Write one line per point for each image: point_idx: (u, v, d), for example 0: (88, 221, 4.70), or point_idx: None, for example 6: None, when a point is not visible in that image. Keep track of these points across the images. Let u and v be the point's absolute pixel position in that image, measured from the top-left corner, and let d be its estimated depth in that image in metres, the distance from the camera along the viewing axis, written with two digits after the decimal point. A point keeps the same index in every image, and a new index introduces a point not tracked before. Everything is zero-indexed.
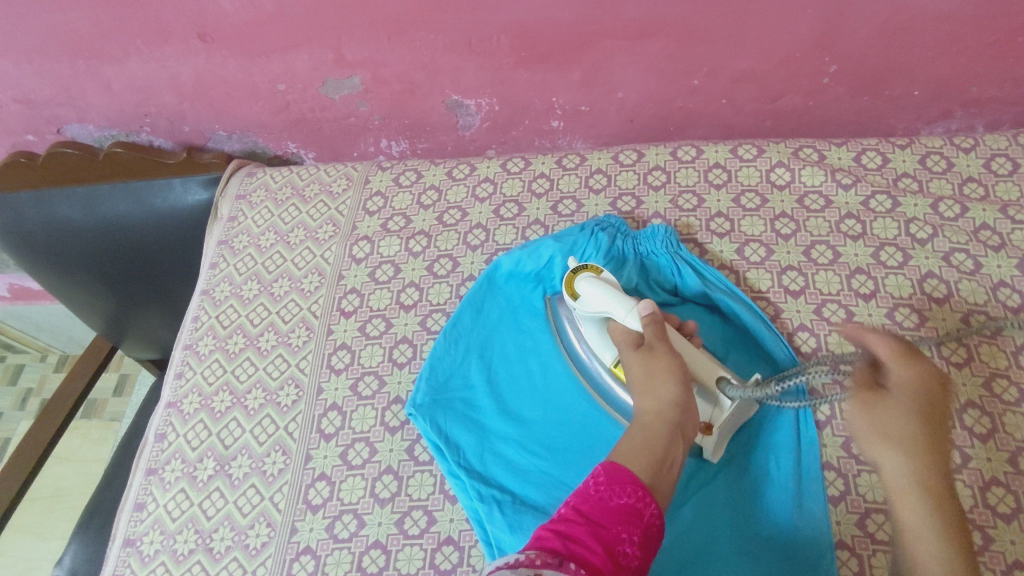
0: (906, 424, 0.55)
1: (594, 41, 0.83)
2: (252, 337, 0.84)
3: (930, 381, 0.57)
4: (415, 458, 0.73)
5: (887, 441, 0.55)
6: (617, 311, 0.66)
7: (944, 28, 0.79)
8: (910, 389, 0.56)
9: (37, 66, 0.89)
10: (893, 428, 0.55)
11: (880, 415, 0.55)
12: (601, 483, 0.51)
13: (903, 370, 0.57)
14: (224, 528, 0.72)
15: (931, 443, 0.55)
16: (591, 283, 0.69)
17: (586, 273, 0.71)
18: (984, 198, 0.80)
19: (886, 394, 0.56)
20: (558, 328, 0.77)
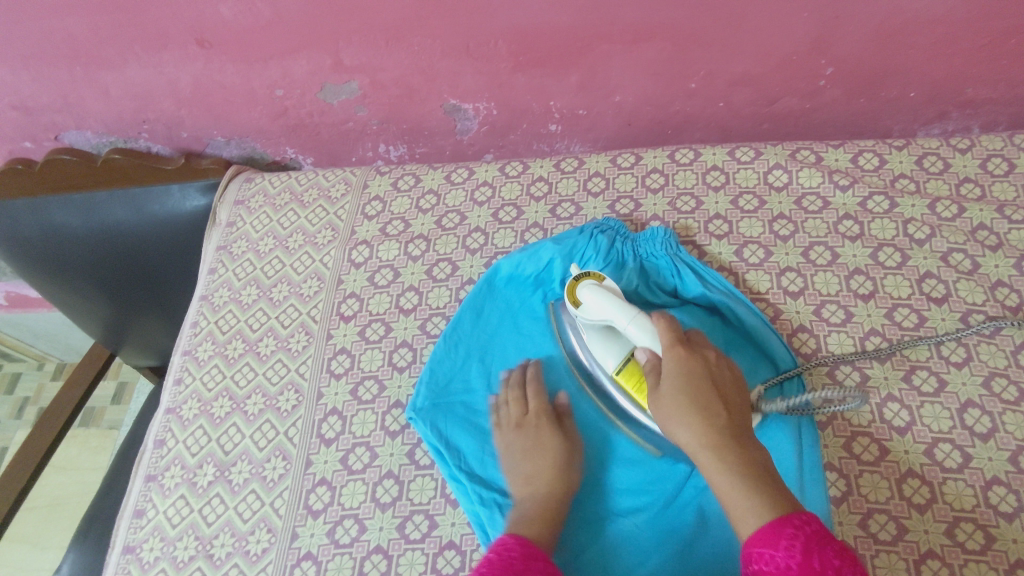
0: (682, 399, 0.59)
1: (591, 45, 0.83)
2: (251, 342, 0.84)
3: (693, 356, 0.62)
4: (416, 462, 0.73)
5: (675, 418, 0.59)
6: (619, 319, 0.66)
7: (938, 30, 0.79)
8: (677, 366, 0.61)
9: (35, 72, 0.89)
10: (674, 406, 0.59)
11: (664, 404, 0.60)
12: (515, 558, 0.55)
13: (667, 357, 0.62)
14: (225, 534, 0.71)
15: (711, 406, 0.58)
16: (597, 290, 0.68)
17: (590, 279, 0.70)
18: (981, 199, 0.80)
19: (660, 388, 0.61)
20: (559, 331, 0.76)
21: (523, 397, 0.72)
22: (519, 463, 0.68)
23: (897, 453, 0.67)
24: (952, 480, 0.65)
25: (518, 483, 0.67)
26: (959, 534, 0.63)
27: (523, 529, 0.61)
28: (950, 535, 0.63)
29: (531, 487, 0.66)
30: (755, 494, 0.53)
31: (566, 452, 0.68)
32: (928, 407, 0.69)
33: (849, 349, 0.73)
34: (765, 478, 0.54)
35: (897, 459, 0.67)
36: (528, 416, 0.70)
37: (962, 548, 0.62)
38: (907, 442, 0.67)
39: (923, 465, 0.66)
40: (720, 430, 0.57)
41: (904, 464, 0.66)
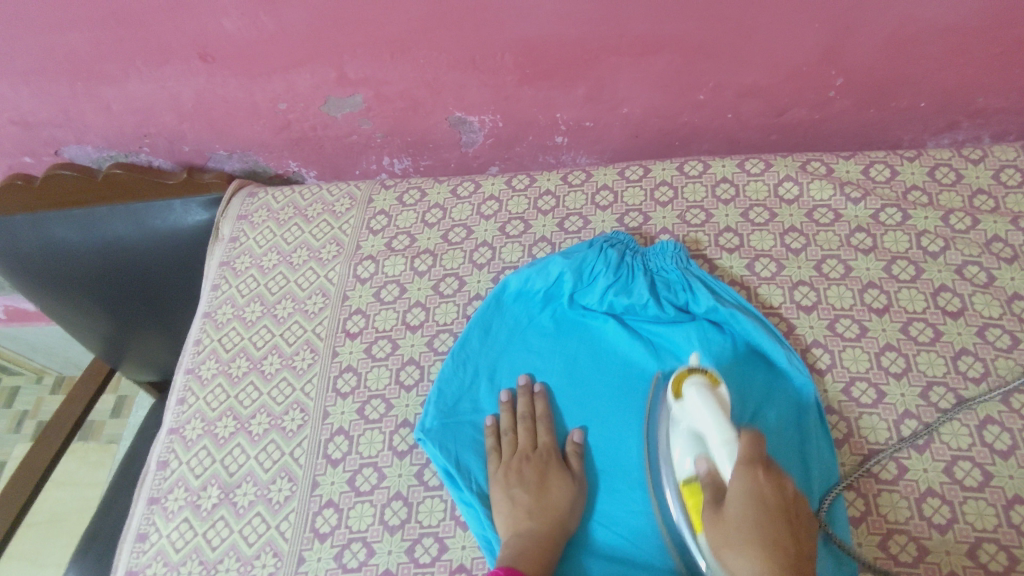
0: (745, 530, 0.54)
1: (599, 57, 0.82)
2: (255, 361, 0.82)
3: (771, 483, 0.56)
4: (424, 483, 0.71)
5: (733, 548, 0.54)
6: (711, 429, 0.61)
7: (950, 40, 0.79)
8: (747, 490, 0.56)
9: (35, 88, 0.88)
10: (736, 535, 0.55)
11: (724, 529, 0.56)
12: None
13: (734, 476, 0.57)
14: (230, 559, 0.70)
15: (779, 545, 0.53)
16: (701, 389, 0.65)
17: (701, 377, 0.66)
18: (995, 210, 0.79)
19: (722, 510, 0.57)
20: (649, 416, 0.70)
21: (532, 431, 0.71)
22: (517, 495, 0.66)
23: (916, 471, 0.66)
24: (973, 499, 0.64)
25: (508, 514, 0.66)
26: (982, 555, 0.61)
27: (518, 561, 0.60)
28: (972, 556, 0.61)
29: (527, 521, 0.64)
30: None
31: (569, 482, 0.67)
32: (947, 423, 0.68)
33: (864, 364, 0.72)
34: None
35: (916, 478, 0.65)
36: (536, 453, 0.69)
37: (985, 569, 0.61)
38: (926, 460, 0.66)
39: (943, 484, 0.65)
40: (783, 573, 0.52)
41: (924, 482, 0.65)
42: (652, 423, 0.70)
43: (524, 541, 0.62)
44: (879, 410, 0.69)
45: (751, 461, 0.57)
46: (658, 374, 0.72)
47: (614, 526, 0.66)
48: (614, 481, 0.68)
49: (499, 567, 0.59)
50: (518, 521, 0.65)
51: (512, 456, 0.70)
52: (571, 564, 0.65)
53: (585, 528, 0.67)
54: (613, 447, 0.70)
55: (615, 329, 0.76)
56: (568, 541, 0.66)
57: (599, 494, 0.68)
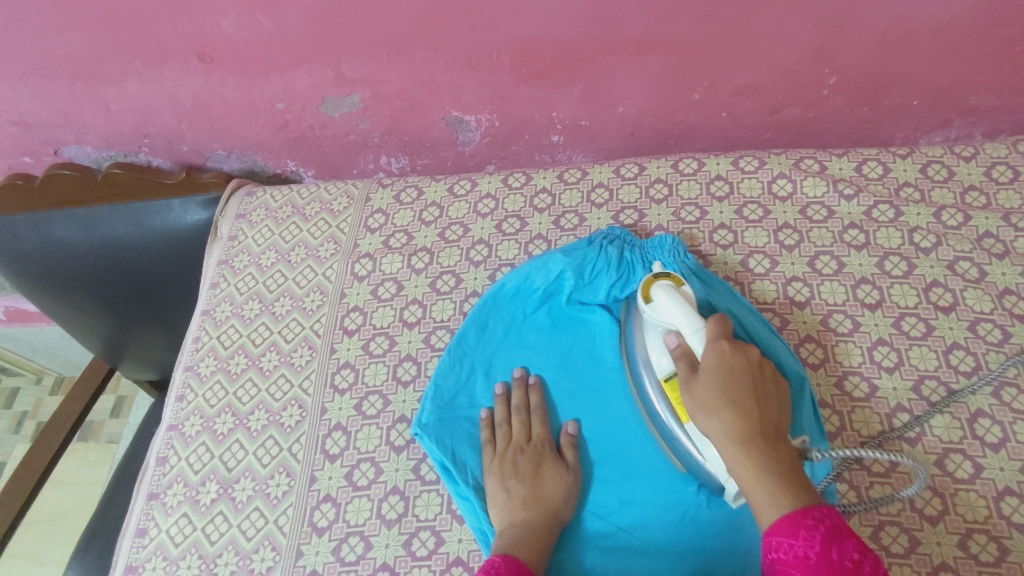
0: (714, 393, 0.56)
1: (594, 57, 0.83)
2: (254, 357, 0.83)
3: (736, 350, 0.58)
4: (421, 477, 0.72)
5: (703, 409, 0.57)
6: (682, 326, 0.62)
7: (941, 39, 0.79)
8: (715, 360, 0.58)
9: (35, 88, 0.89)
10: (705, 398, 0.57)
11: (693, 394, 0.58)
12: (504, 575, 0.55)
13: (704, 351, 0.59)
14: (228, 553, 0.70)
15: (745, 405, 0.56)
16: (668, 289, 0.64)
17: (666, 280, 0.66)
18: (986, 207, 0.80)
19: (692, 378, 0.58)
20: (624, 331, 0.73)
21: (526, 423, 0.71)
22: (513, 486, 0.67)
23: None
24: (964, 491, 0.64)
25: (503, 506, 0.66)
26: (973, 546, 0.62)
27: (516, 549, 0.61)
28: (963, 547, 0.62)
29: (523, 511, 0.65)
30: (777, 489, 0.51)
31: (565, 474, 0.68)
32: (938, 417, 0.68)
33: (856, 359, 0.72)
34: (791, 479, 0.52)
35: (908, 470, 0.66)
36: (530, 445, 0.70)
37: (976, 560, 0.61)
38: (917, 453, 0.67)
39: (935, 476, 0.65)
40: (748, 429, 0.54)
41: (916, 475, 0.66)
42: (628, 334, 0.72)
43: (520, 531, 0.63)
44: (872, 404, 0.70)
45: (718, 338, 0.59)
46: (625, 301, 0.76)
47: (608, 517, 0.67)
48: (606, 472, 0.69)
49: (496, 555, 0.59)
50: (514, 512, 0.65)
51: (507, 448, 0.70)
52: (567, 558, 0.65)
53: (579, 520, 0.67)
54: (607, 440, 0.71)
55: (611, 324, 0.76)
56: (562, 532, 0.67)
57: (593, 486, 0.69)
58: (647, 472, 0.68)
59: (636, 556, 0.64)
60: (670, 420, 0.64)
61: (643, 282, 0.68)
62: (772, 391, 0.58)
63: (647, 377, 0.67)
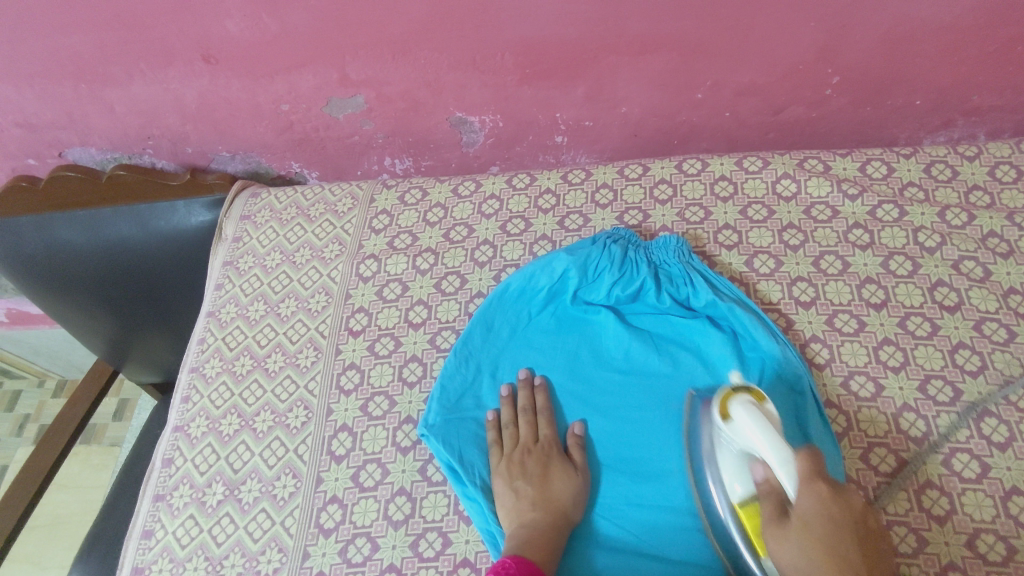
0: (814, 556, 0.53)
1: (598, 57, 0.83)
2: (259, 359, 0.83)
3: (838, 501, 0.54)
4: (428, 478, 0.72)
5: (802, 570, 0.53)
6: (768, 458, 0.57)
7: (944, 38, 0.80)
8: (816, 511, 0.53)
9: (40, 90, 0.89)
10: (804, 557, 0.53)
11: (790, 549, 0.54)
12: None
13: (799, 495, 0.54)
14: (235, 555, 0.70)
15: (851, 568, 0.52)
16: (750, 410, 0.59)
17: (746, 395, 0.61)
18: (990, 206, 0.80)
19: (787, 528, 0.55)
20: (689, 437, 0.68)
21: (532, 424, 0.71)
22: (521, 488, 0.67)
23: (915, 463, 0.66)
24: (971, 490, 0.65)
25: (511, 507, 0.66)
26: (981, 545, 0.62)
27: (526, 549, 0.61)
28: (970, 546, 0.62)
29: (532, 511, 0.65)
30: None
31: (573, 475, 0.68)
32: (944, 416, 0.68)
33: (863, 359, 0.73)
34: None
35: (915, 470, 0.66)
36: (538, 445, 0.70)
37: (984, 559, 0.61)
38: (924, 452, 0.67)
39: (942, 476, 0.66)
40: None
41: (923, 475, 0.66)
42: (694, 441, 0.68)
43: (529, 532, 0.63)
44: (878, 404, 0.70)
45: (813, 479, 0.54)
46: (689, 394, 0.71)
47: (615, 518, 0.67)
48: (614, 473, 0.69)
49: (507, 555, 0.60)
50: (523, 513, 0.65)
51: (514, 449, 0.70)
52: (577, 561, 0.65)
53: (588, 521, 0.67)
54: (614, 441, 0.71)
55: (616, 323, 0.76)
56: (571, 534, 0.67)
57: (601, 487, 0.69)
58: (656, 474, 0.68)
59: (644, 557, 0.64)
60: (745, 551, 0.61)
61: (720, 393, 0.63)
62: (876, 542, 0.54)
63: (719, 495, 0.63)
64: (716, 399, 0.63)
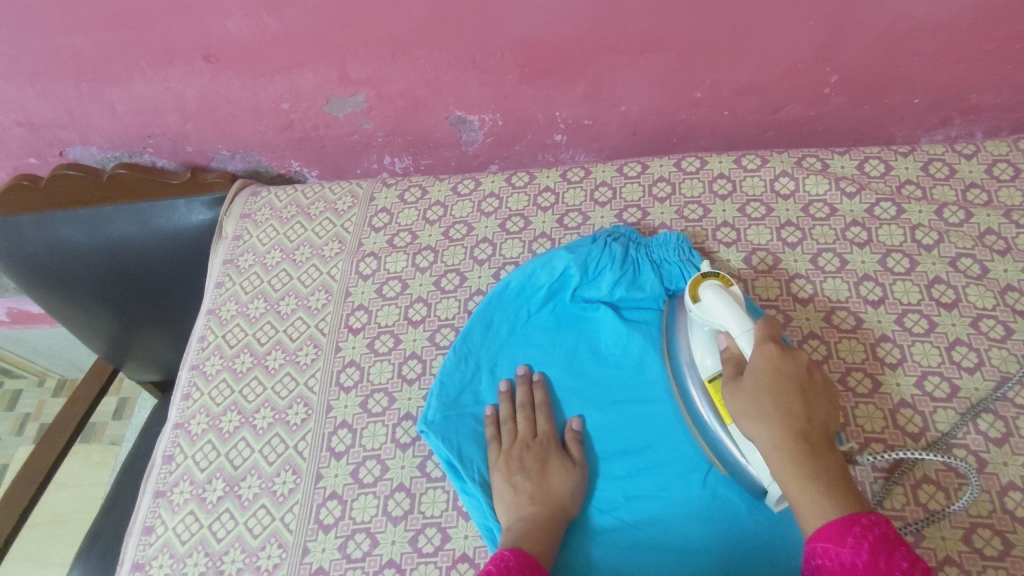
0: (762, 404, 0.56)
1: (597, 56, 0.83)
2: (259, 355, 0.84)
3: (785, 355, 0.58)
4: (427, 474, 0.72)
5: (749, 415, 0.57)
6: (732, 327, 0.61)
7: (942, 37, 0.80)
8: (766, 365, 0.57)
9: (41, 90, 0.89)
10: (752, 405, 0.57)
11: (741, 400, 0.58)
12: (513, 568, 0.56)
13: (752, 354, 0.58)
14: (235, 550, 0.71)
15: (794, 414, 0.56)
16: (718, 290, 0.64)
17: (714, 280, 0.66)
18: (987, 204, 0.81)
19: (739, 383, 0.59)
20: (667, 331, 0.74)
21: (531, 419, 0.72)
22: (519, 482, 0.67)
23: (912, 459, 0.67)
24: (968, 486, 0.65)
25: (509, 501, 0.66)
26: (977, 540, 0.62)
27: (524, 542, 0.61)
28: (967, 541, 0.62)
29: (529, 506, 0.65)
30: (822, 499, 0.52)
31: (571, 470, 0.68)
32: (941, 412, 0.69)
33: (860, 355, 0.73)
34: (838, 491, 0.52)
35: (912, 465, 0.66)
36: (536, 441, 0.70)
37: (980, 554, 0.62)
38: (921, 448, 0.67)
39: (938, 471, 0.66)
40: (796, 437, 0.55)
41: (920, 470, 0.66)
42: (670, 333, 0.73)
43: (527, 526, 0.63)
44: (875, 400, 0.70)
45: (764, 338, 0.59)
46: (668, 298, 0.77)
47: (614, 512, 0.67)
48: (612, 467, 0.69)
49: (505, 548, 0.60)
50: (521, 507, 0.65)
51: (512, 444, 0.70)
52: (575, 556, 0.65)
53: (585, 516, 0.68)
54: (612, 435, 0.71)
55: (614, 320, 0.76)
56: (568, 529, 0.67)
57: (599, 481, 0.69)
58: (653, 467, 0.68)
59: (641, 551, 0.65)
60: (714, 423, 0.65)
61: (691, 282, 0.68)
62: (822, 396, 0.58)
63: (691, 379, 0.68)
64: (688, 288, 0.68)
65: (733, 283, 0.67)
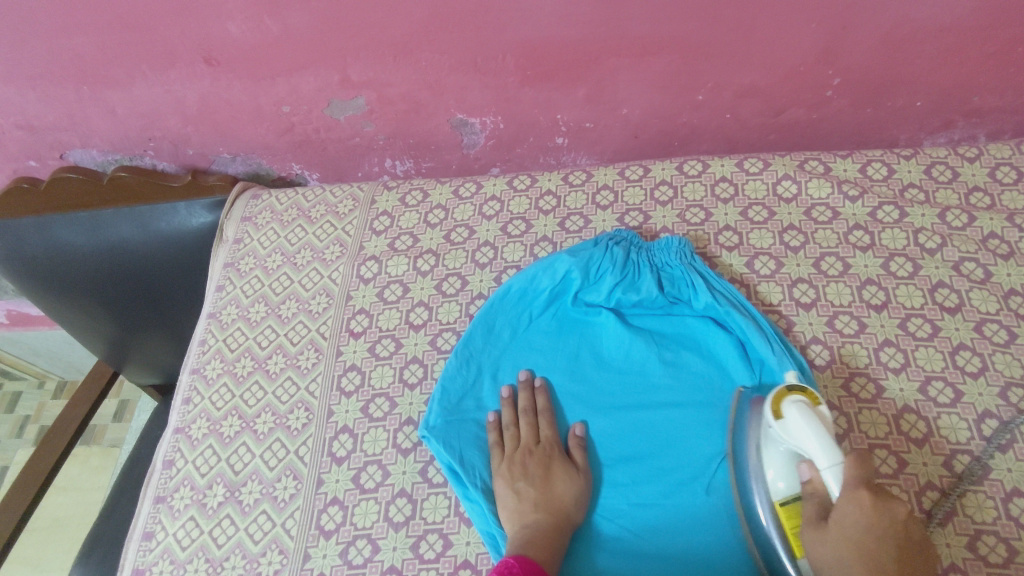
0: (851, 560, 0.54)
1: (599, 59, 0.83)
2: (260, 360, 0.83)
3: (880, 507, 0.54)
4: (429, 480, 0.72)
5: (835, 568, 0.55)
6: (817, 460, 0.56)
7: (945, 40, 0.80)
8: (858, 518, 0.54)
9: (41, 92, 0.89)
10: (838, 559, 0.54)
11: (828, 551, 0.55)
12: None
13: (842, 501, 0.54)
14: (236, 556, 0.70)
15: (884, 573, 0.54)
16: (805, 410, 0.58)
17: (801, 397, 0.59)
18: (990, 208, 0.80)
19: (826, 531, 0.56)
20: (734, 429, 0.67)
21: (534, 425, 0.71)
22: (523, 489, 0.67)
23: (916, 464, 0.66)
24: (972, 492, 0.65)
25: (513, 508, 0.66)
26: (982, 547, 0.62)
27: (528, 549, 0.61)
28: (972, 548, 0.62)
29: (533, 513, 0.65)
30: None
31: (575, 478, 0.68)
32: (945, 417, 0.68)
33: (863, 360, 0.73)
34: None
35: (916, 471, 0.66)
36: (539, 447, 0.70)
37: (985, 561, 0.61)
38: (925, 454, 0.67)
39: (942, 477, 0.66)
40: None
41: (923, 476, 0.66)
42: (739, 437, 0.66)
43: (531, 532, 0.63)
44: (878, 405, 0.70)
45: (858, 485, 0.54)
46: (738, 390, 0.70)
47: (617, 519, 0.67)
48: (615, 474, 0.69)
49: (509, 555, 0.60)
50: (525, 514, 0.65)
51: (515, 451, 0.70)
52: (579, 563, 0.65)
53: (589, 523, 0.67)
54: (615, 441, 0.71)
55: (615, 325, 0.76)
56: (572, 535, 0.67)
57: (602, 488, 0.69)
58: (656, 473, 0.68)
59: (645, 559, 0.64)
60: (781, 550, 0.60)
61: (773, 393, 0.61)
62: (914, 550, 0.55)
63: (759, 497, 0.62)
64: (769, 397, 0.61)
65: (818, 398, 0.61)
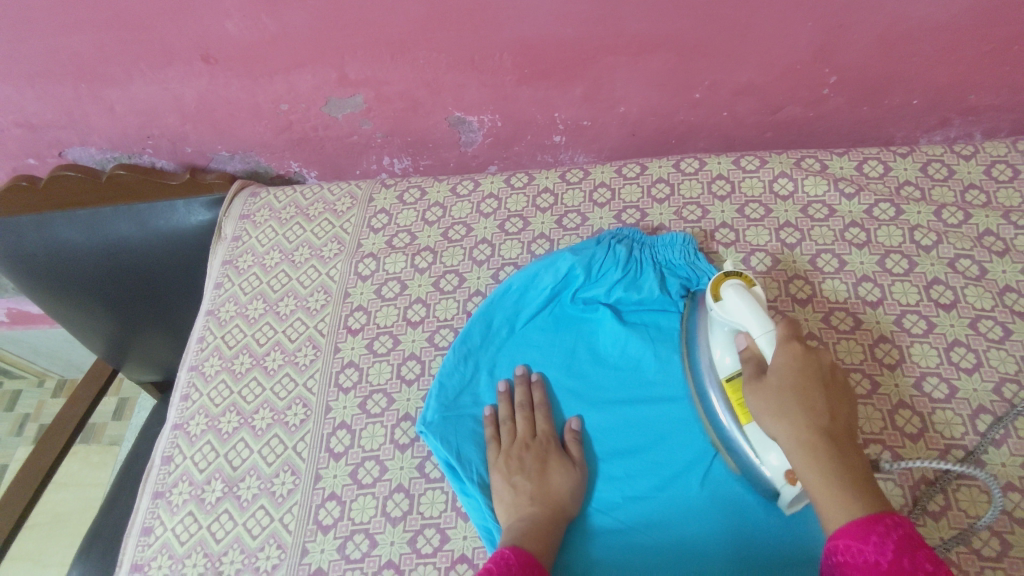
0: (786, 400, 0.57)
1: (596, 57, 0.83)
2: (259, 356, 0.84)
3: (810, 354, 0.58)
4: (426, 475, 0.72)
5: (771, 413, 0.57)
6: (751, 327, 0.61)
7: (941, 38, 0.80)
8: (791, 363, 0.57)
9: (40, 90, 0.89)
10: (776, 403, 0.57)
11: (763, 397, 0.58)
12: (513, 566, 0.56)
13: (776, 353, 0.58)
14: (234, 551, 0.71)
15: (817, 409, 0.56)
16: (740, 291, 0.63)
17: (736, 279, 0.65)
18: (986, 205, 0.81)
19: (761, 381, 0.59)
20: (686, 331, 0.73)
21: (530, 419, 0.72)
22: (519, 482, 0.67)
23: (910, 459, 0.67)
24: (966, 486, 0.65)
25: (509, 502, 0.66)
26: (975, 541, 0.62)
27: (523, 540, 0.61)
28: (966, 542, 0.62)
29: (529, 505, 0.65)
30: (846, 494, 0.52)
31: (570, 472, 0.68)
32: (939, 413, 0.69)
33: (859, 355, 0.73)
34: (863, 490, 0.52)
35: (910, 466, 0.66)
36: (536, 440, 0.70)
37: (978, 555, 0.62)
38: (920, 449, 0.67)
39: (937, 472, 0.66)
40: (822, 435, 0.55)
41: (918, 471, 0.66)
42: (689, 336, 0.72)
43: (527, 525, 0.63)
44: (874, 400, 0.70)
45: (788, 338, 0.59)
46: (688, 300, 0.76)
47: (612, 513, 0.67)
48: (611, 469, 0.69)
49: (504, 546, 0.60)
50: (521, 507, 0.65)
51: (511, 444, 0.70)
52: (575, 557, 0.65)
53: (585, 517, 0.68)
54: (610, 435, 0.71)
55: (613, 321, 0.76)
56: (568, 529, 0.67)
57: (598, 481, 0.69)
58: (651, 467, 0.68)
59: (640, 553, 0.65)
60: (729, 422, 0.65)
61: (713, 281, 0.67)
62: (842, 395, 0.59)
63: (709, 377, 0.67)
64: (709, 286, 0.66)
65: (754, 282, 0.66)
